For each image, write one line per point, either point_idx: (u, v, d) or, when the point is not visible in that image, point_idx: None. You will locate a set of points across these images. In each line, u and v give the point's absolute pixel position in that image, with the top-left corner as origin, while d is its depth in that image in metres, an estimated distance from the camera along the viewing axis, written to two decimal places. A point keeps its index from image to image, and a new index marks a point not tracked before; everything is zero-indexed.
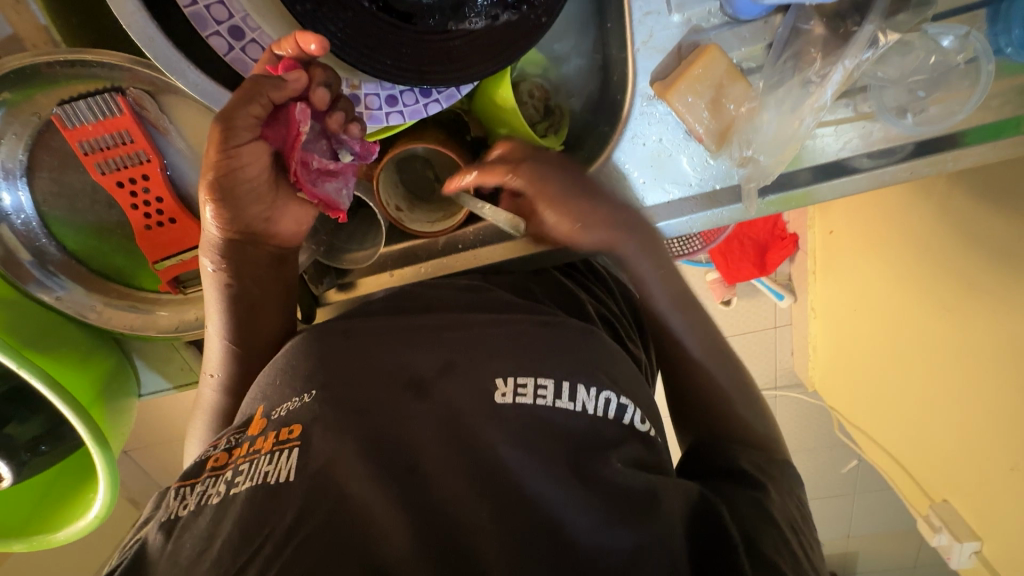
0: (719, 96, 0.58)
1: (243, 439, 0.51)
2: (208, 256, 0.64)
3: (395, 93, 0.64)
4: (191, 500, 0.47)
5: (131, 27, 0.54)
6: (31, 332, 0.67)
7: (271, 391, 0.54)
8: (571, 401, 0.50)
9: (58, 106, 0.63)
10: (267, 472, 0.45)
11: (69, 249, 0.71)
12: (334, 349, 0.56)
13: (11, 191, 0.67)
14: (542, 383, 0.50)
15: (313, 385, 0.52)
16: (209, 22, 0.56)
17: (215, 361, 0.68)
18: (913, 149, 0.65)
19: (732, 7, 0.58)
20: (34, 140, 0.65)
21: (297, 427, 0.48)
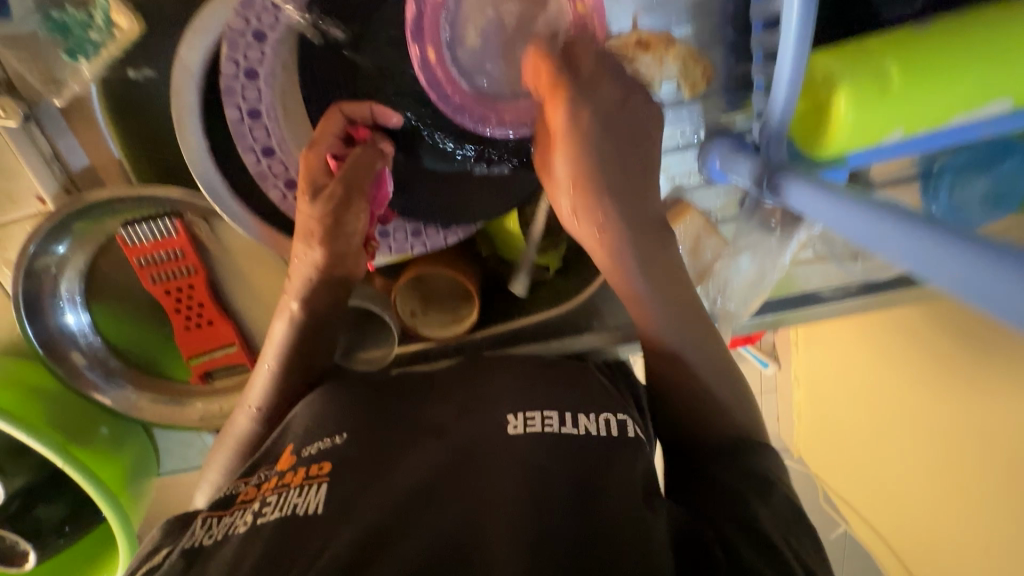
0: (698, 245, 0.69)
1: (270, 474, 0.58)
2: (295, 295, 0.69)
3: (419, 228, 0.72)
4: (219, 529, 0.52)
5: (201, 180, 0.61)
6: (70, 426, 0.73)
7: (304, 430, 0.62)
8: (575, 426, 0.56)
9: (122, 227, 0.71)
10: (296, 504, 0.51)
11: (111, 344, 0.78)
12: (358, 398, 0.64)
13: (74, 312, 0.75)
14: (548, 413, 0.57)
15: (344, 428, 0.60)
16: (270, 177, 0.64)
17: (259, 392, 0.70)
18: (862, 286, 0.75)
19: (707, 173, 0.67)
20: (96, 253, 0.74)
21: (325, 465, 0.55)
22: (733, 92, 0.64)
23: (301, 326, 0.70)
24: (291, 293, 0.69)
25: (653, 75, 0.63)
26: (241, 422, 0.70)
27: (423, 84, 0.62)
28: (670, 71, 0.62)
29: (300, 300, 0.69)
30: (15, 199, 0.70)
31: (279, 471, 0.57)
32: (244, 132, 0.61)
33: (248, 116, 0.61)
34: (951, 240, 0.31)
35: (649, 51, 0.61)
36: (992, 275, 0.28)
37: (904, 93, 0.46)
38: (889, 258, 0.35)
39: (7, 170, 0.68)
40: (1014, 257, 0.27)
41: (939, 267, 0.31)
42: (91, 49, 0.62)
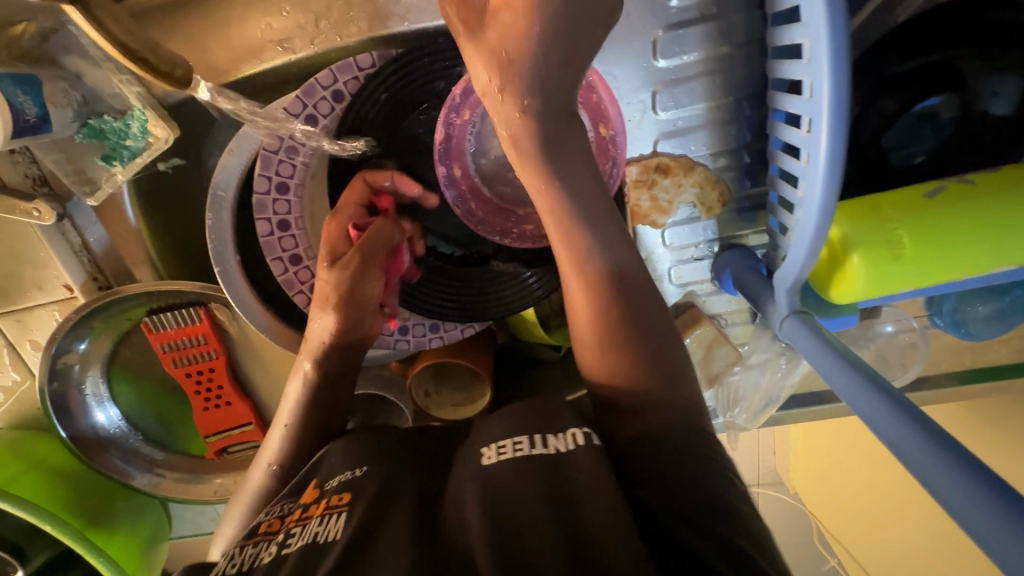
0: (709, 352, 0.71)
1: (294, 506, 0.53)
2: (308, 357, 0.65)
3: (438, 322, 0.75)
4: (242, 561, 0.47)
5: (229, 286, 0.63)
6: (89, 508, 0.74)
7: (328, 464, 0.56)
8: (547, 449, 0.46)
9: (147, 315, 0.73)
10: (318, 533, 0.47)
11: (129, 421, 0.80)
12: (382, 438, 0.56)
13: (102, 408, 0.77)
14: (518, 440, 0.47)
15: (367, 460, 0.53)
16: (296, 283, 0.65)
17: (277, 449, 0.64)
18: None
19: (720, 284, 0.69)
20: (120, 339, 0.75)
21: (346, 495, 0.50)
22: (746, 212, 0.66)
23: (320, 381, 0.65)
24: (304, 353, 0.65)
25: (670, 198, 0.65)
26: (258, 477, 0.64)
27: (450, 201, 0.65)
28: (687, 194, 0.64)
29: (313, 361, 0.65)
30: (43, 287, 0.71)
31: (302, 503, 0.52)
32: (274, 243, 0.63)
33: (277, 229, 0.63)
34: (949, 461, 0.32)
35: (668, 175, 0.64)
36: (984, 508, 0.28)
37: (916, 257, 0.48)
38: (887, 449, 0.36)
39: (38, 262, 0.70)
40: (1010, 506, 0.28)
41: (933, 483, 0.32)
42: (127, 154, 0.64)
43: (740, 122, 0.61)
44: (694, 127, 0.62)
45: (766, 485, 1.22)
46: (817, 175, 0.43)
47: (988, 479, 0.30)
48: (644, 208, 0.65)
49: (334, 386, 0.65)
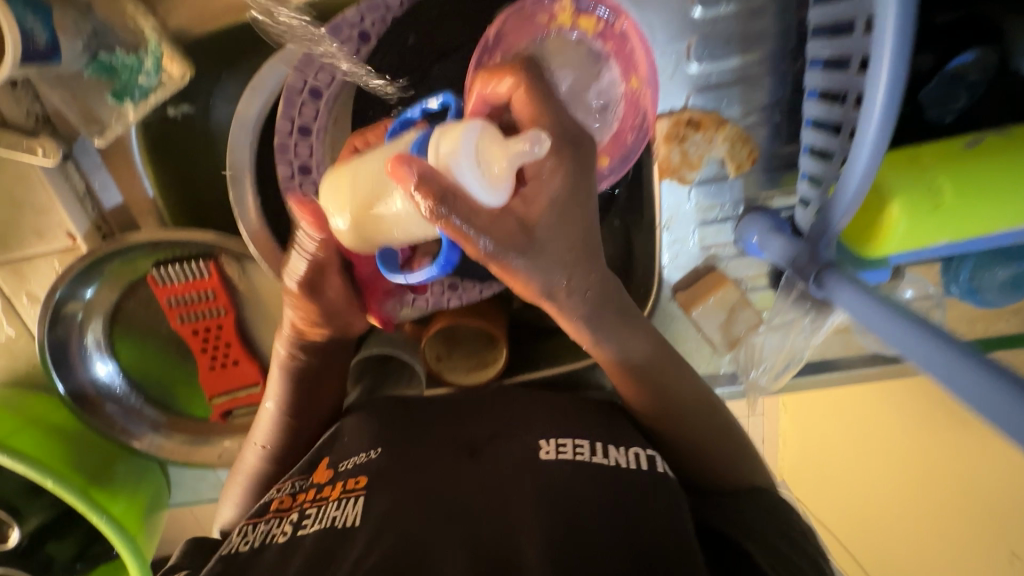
0: (731, 316, 0.71)
1: (307, 485, 0.63)
2: (280, 344, 0.68)
3: (457, 281, 0.76)
4: (255, 538, 0.57)
5: (240, 209, 0.61)
6: (92, 466, 0.72)
7: (338, 446, 0.67)
8: (605, 457, 0.59)
9: (153, 267, 0.70)
10: (335, 516, 0.56)
11: (130, 379, 0.77)
12: (395, 423, 0.67)
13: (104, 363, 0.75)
14: (579, 443, 0.60)
15: (379, 443, 0.64)
16: (299, 200, 0.62)
17: (266, 431, 0.71)
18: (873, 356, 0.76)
19: (743, 246, 0.68)
20: (123, 294, 0.72)
21: (362, 479, 0.60)
22: (773, 172, 0.66)
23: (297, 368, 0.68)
24: (280, 339, 0.68)
25: (700, 153, 0.65)
26: (249, 458, 0.71)
27: None
28: (717, 150, 0.64)
29: (289, 348, 0.67)
30: (43, 234, 0.68)
31: (316, 483, 0.62)
32: (294, 189, 0.61)
33: (298, 172, 0.61)
34: (973, 369, 0.34)
35: (700, 130, 0.63)
36: (998, 401, 0.32)
37: (954, 208, 0.48)
38: (929, 376, 0.38)
39: (39, 207, 0.66)
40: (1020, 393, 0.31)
41: (965, 391, 0.34)
42: (139, 93, 0.61)
43: (771, 78, 0.61)
44: (727, 83, 0.62)
45: None
46: (872, 115, 0.43)
47: (1007, 377, 0.32)
48: (673, 163, 0.65)
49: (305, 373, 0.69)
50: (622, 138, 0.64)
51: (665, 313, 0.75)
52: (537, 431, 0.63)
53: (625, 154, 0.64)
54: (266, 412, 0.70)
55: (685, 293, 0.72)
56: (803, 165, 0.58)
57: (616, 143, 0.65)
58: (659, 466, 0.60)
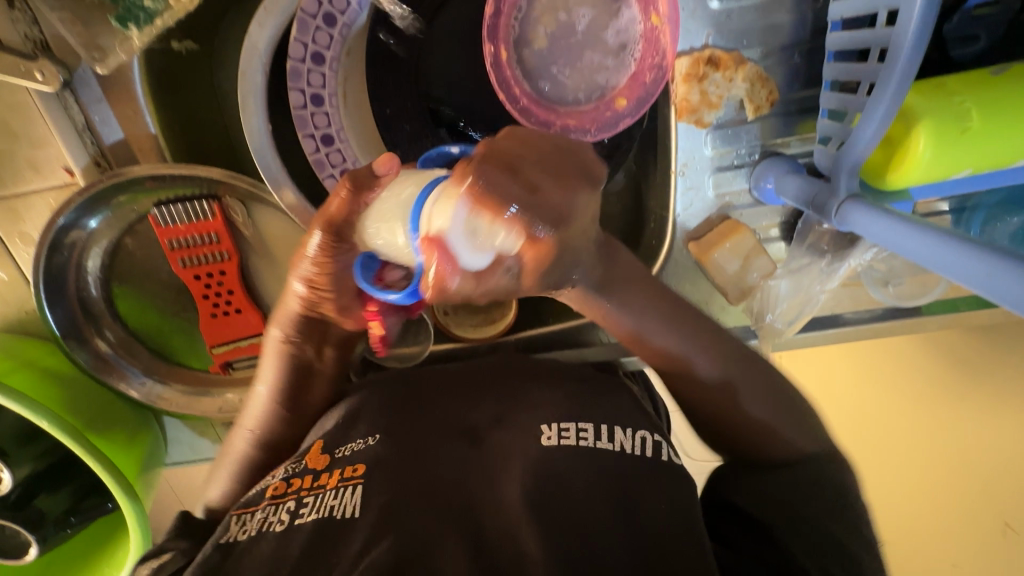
0: (747, 264, 0.70)
1: (302, 471, 0.60)
2: (279, 325, 0.64)
3: None
4: (252, 526, 0.54)
5: (250, 134, 0.58)
6: (89, 412, 0.69)
7: (332, 429, 0.64)
8: (610, 442, 0.57)
9: (154, 207, 0.68)
10: (334, 506, 0.54)
11: (128, 326, 0.74)
12: (395, 396, 0.66)
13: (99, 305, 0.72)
14: (584, 427, 0.58)
15: (377, 429, 0.61)
16: (309, 125, 0.60)
17: (257, 416, 0.68)
18: (883, 312, 0.75)
19: (759, 193, 0.68)
20: (122, 233, 0.70)
21: (361, 467, 0.57)
22: (791, 116, 0.66)
23: (290, 354, 0.65)
24: (276, 321, 0.64)
25: (721, 93, 0.64)
26: (237, 443, 0.69)
27: (495, 85, 0.63)
28: (737, 90, 0.64)
29: (283, 330, 0.64)
30: (39, 169, 0.66)
31: (312, 468, 0.59)
32: (306, 118, 0.60)
33: (311, 102, 0.59)
34: (980, 253, 0.37)
35: (720, 69, 0.63)
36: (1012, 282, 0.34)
37: (985, 131, 0.48)
38: (941, 272, 0.41)
39: (37, 139, 0.64)
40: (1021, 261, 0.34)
41: (973, 274, 0.37)
42: (144, 17, 0.59)
43: (790, 18, 0.61)
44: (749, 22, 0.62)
45: None
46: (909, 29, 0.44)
47: (1009, 254, 0.35)
48: (693, 103, 0.65)
49: (299, 360, 0.66)
50: (641, 79, 0.64)
51: (678, 265, 0.73)
52: (538, 413, 0.61)
53: (645, 95, 0.64)
54: (260, 395, 0.67)
55: (699, 242, 0.71)
56: (823, 102, 0.58)
57: (635, 84, 0.64)
58: (665, 451, 0.58)
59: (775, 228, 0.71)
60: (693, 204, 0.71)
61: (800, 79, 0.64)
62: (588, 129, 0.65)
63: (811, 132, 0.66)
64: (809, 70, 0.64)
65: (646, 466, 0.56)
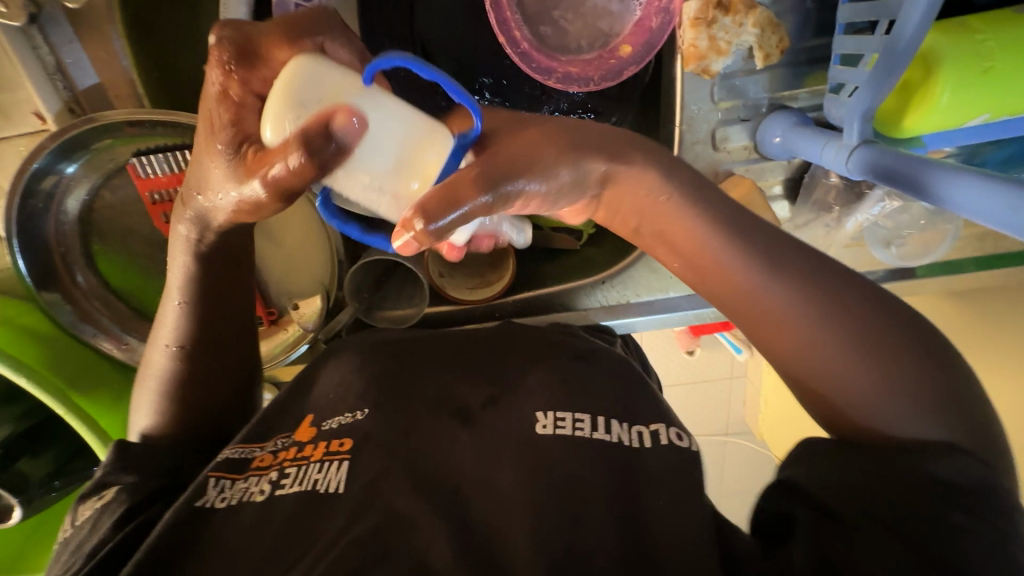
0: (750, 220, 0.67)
1: (287, 444, 0.59)
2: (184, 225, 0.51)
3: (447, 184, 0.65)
4: (232, 494, 0.53)
5: None
6: (70, 371, 0.66)
7: (323, 403, 0.64)
8: (607, 433, 0.55)
9: (134, 156, 0.64)
10: (318, 480, 0.53)
11: (110, 284, 0.71)
12: (387, 371, 0.66)
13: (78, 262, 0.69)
14: (580, 418, 0.57)
15: (365, 404, 0.61)
16: None
17: (176, 331, 0.59)
18: (884, 274, 0.74)
19: (764, 148, 0.66)
20: (100, 184, 0.67)
21: (347, 442, 0.57)
22: (800, 68, 0.64)
23: (204, 256, 0.54)
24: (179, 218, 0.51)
25: (730, 39, 0.60)
26: (157, 359, 0.60)
27: (495, 26, 0.60)
28: (747, 36, 0.60)
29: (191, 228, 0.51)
30: (8, 115, 0.61)
31: (298, 442, 0.59)
32: None
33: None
34: (996, 189, 0.38)
35: (729, 13, 0.59)
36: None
37: (1001, 76, 0.47)
38: (963, 216, 0.41)
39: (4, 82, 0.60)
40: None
41: (992, 211, 0.38)
42: None
43: None
44: None
45: (734, 436, 1.39)
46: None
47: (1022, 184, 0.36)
48: (700, 49, 0.60)
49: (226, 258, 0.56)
50: (646, 24, 0.61)
51: None
52: (530, 404, 0.60)
53: (649, 41, 0.61)
54: (179, 309, 0.57)
55: None
56: (834, 47, 0.56)
57: (640, 30, 0.61)
58: (665, 438, 0.55)
59: (778, 185, 0.69)
60: (697, 159, 0.68)
61: (811, 27, 0.62)
62: (591, 79, 0.63)
63: (819, 84, 0.64)
64: (819, 17, 0.61)
65: (650, 453, 0.53)
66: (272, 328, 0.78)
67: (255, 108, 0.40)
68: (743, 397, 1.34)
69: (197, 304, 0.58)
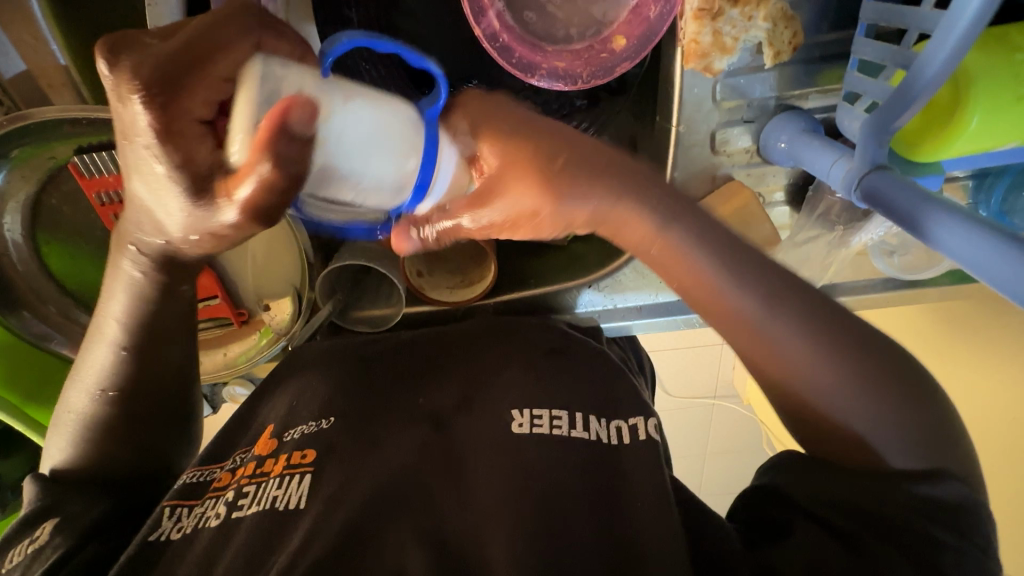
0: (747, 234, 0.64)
1: (248, 459, 0.56)
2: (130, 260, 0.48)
3: None
4: (188, 523, 0.49)
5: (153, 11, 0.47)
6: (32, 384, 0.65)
7: (284, 411, 0.61)
8: (586, 430, 0.54)
9: (76, 155, 0.58)
10: (277, 497, 0.50)
11: (65, 288, 0.66)
12: (357, 378, 0.62)
13: (25, 263, 0.63)
14: (558, 414, 0.54)
15: (331, 412, 0.58)
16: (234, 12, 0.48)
17: (104, 375, 0.53)
18: (880, 282, 0.70)
19: (768, 153, 0.60)
20: (42, 185, 0.60)
21: (310, 453, 0.54)
22: (813, 65, 0.57)
23: (156, 297, 0.50)
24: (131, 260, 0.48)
25: (737, 34, 0.53)
26: (81, 401, 0.54)
27: (470, 19, 0.53)
28: (756, 31, 0.54)
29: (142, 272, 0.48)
30: None
31: (258, 456, 0.56)
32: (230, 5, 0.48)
33: None
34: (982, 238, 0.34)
35: (738, 5, 0.52)
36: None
37: None
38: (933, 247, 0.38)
39: None
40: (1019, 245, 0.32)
41: (955, 248, 0.36)
42: None
43: None
44: None
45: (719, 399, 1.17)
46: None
47: (1006, 233, 0.33)
48: (702, 46, 0.54)
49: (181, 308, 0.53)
50: (644, 13, 0.54)
51: None
52: (504, 402, 0.57)
53: (647, 32, 0.54)
54: (117, 355, 0.53)
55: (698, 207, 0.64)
56: (854, 49, 0.50)
57: (636, 19, 0.54)
58: (645, 433, 0.54)
59: (780, 190, 0.64)
60: (693, 161, 0.63)
61: (829, 19, 0.54)
62: (579, 74, 0.56)
63: (832, 84, 0.58)
64: (839, 8, 0.54)
65: (630, 455, 0.52)
66: (244, 328, 0.75)
67: (197, 133, 0.38)
68: (732, 361, 1.08)
69: (142, 353, 0.53)
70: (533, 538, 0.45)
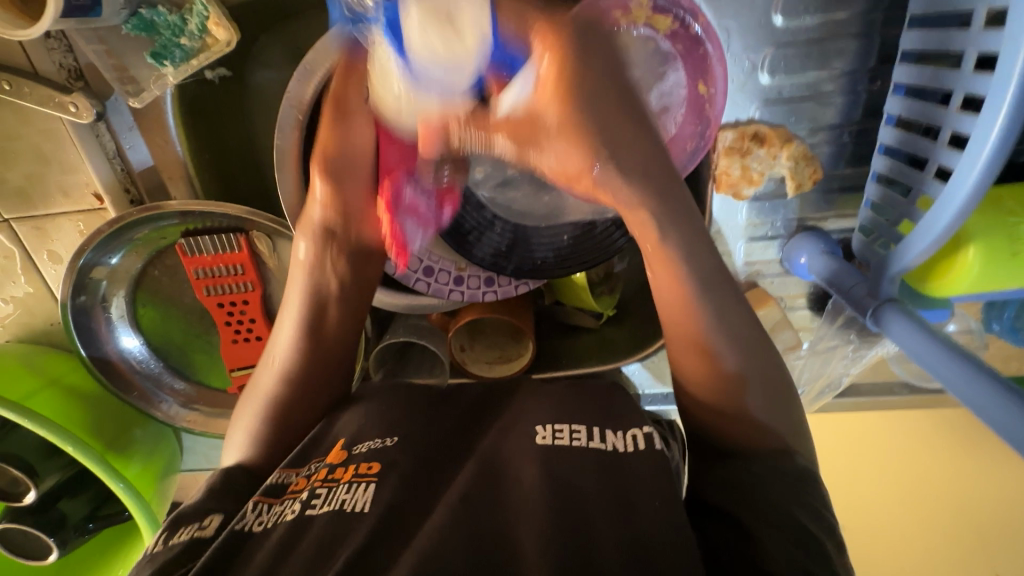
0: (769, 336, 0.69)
1: (321, 466, 0.53)
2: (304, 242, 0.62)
3: (462, 275, 0.69)
4: (268, 518, 0.48)
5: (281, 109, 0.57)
6: (109, 431, 0.72)
7: (355, 428, 0.57)
8: (603, 443, 0.51)
9: (183, 236, 0.67)
10: (345, 500, 0.47)
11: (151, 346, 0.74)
12: (414, 405, 0.60)
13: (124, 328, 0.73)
14: (576, 429, 0.52)
15: (397, 431, 0.55)
16: None
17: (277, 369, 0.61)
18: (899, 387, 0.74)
19: (790, 264, 0.66)
20: (150, 259, 0.70)
21: (376, 465, 0.51)
22: (832, 194, 0.64)
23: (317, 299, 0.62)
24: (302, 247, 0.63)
25: (762, 170, 0.62)
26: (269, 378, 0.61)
27: None
28: (780, 168, 0.62)
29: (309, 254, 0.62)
30: (70, 193, 0.66)
31: (330, 463, 0.52)
32: None
33: None
34: (979, 374, 0.38)
35: (764, 145, 0.61)
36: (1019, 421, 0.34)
37: None
38: (938, 380, 0.42)
39: (68, 165, 0.64)
40: (1009, 391, 0.36)
41: (953, 380, 0.40)
42: (179, 54, 0.57)
43: (841, 97, 0.59)
44: (796, 99, 0.59)
45: None
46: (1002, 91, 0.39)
47: (1004, 383, 0.37)
48: (733, 177, 0.63)
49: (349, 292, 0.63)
50: (682, 143, 0.59)
51: None
52: (533, 417, 0.55)
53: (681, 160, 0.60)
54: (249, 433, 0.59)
55: None
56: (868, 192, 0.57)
57: (675, 148, 0.59)
58: (658, 442, 0.51)
59: (802, 298, 0.70)
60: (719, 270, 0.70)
61: (845, 158, 0.62)
62: None
63: (850, 210, 0.64)
64: (856, 149, 0.61)
65: (640, 465, 0.48)
66: None
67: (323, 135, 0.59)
68: None
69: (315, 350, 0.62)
70: (564, 530, 0.43)
